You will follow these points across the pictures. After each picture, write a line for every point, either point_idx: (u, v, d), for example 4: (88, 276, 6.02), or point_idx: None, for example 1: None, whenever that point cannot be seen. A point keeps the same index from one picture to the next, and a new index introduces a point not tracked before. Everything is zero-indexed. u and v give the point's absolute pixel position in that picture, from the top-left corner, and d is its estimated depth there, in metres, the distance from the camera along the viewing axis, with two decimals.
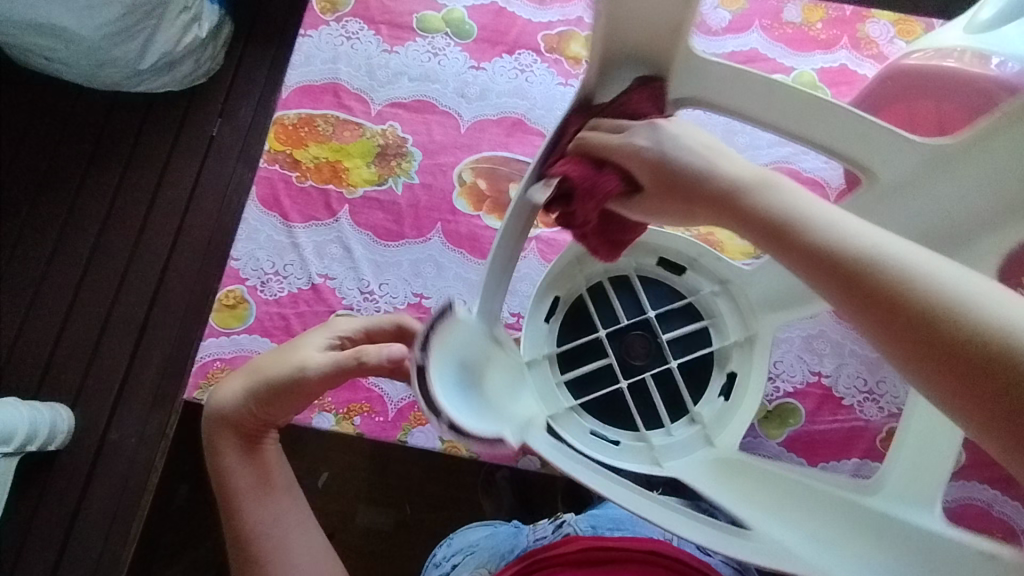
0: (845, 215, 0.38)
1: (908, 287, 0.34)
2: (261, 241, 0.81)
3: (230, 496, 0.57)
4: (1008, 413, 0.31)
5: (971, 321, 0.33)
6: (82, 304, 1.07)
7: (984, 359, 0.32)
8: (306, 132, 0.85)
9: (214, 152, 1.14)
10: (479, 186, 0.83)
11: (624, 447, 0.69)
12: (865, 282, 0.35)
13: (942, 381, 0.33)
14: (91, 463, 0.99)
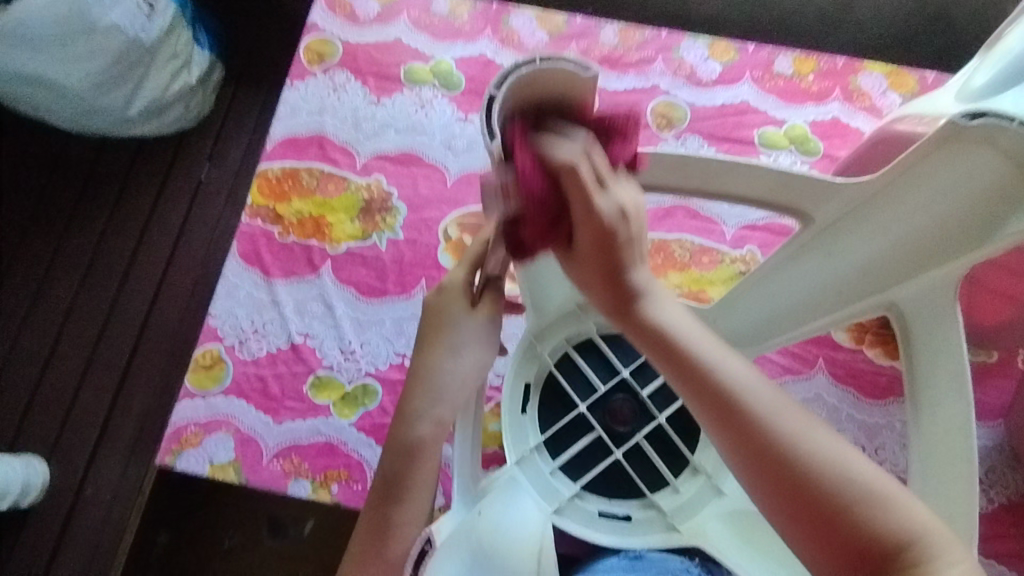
0: (733, 357, 0.43)
1: (806, 453, 0.39)
2: (240, 298, 0.79)
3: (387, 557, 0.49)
4: (837, 546, 0.37)
5: (814, 464, 0.39)
6: (63, 353, 1.05)
7: (818, 500, 0.38)
8: (290, 186, 0.83)
9: (202, 196, 1.13)
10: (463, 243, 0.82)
11: (636, 522, 0.68)
12: (739, 417, 0.40)
13: (799, 516, 0.38)
14: (66, 519, 0.97)
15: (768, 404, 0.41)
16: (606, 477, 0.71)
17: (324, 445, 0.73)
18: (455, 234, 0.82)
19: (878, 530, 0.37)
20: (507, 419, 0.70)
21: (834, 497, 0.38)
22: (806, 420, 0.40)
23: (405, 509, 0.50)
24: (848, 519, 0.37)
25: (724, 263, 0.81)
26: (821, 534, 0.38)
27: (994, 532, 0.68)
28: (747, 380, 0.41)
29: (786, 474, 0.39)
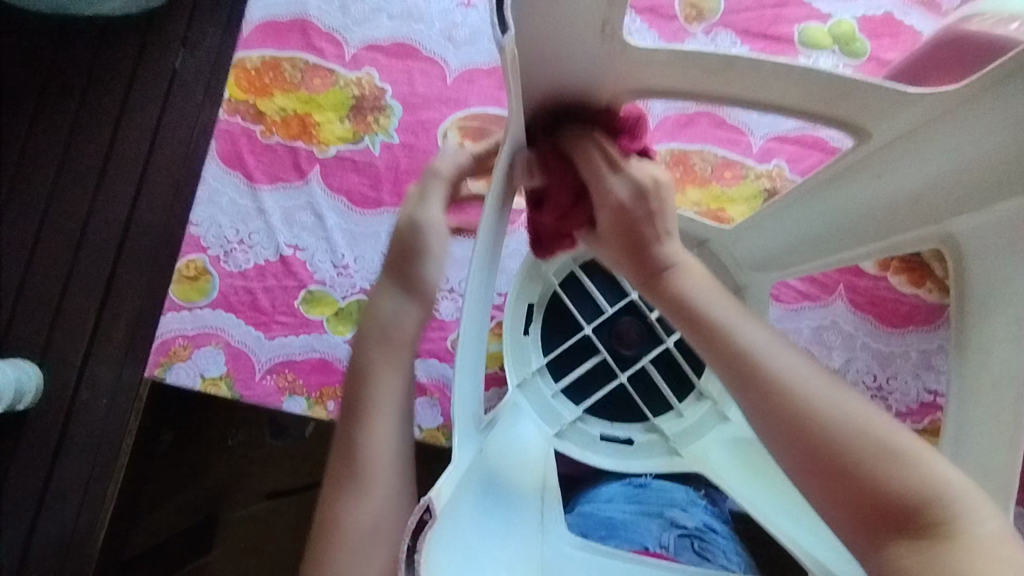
0: (751, 320, 0.41)
1: (831, 416, 0.37)
2: (222, 205, 0.73)
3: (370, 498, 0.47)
4: (856, 502, 0.36)
5: (831, 423, 0.37)
6: (45, 255, 1.00)
7: (834, 456, 0.36)
8: (272, 79, 0.75)
9: (178, 86, 1.03)
10: (465, 150, 0.75)
11: (638, 446, 0.66)
12: (754, 376, 0.38)
13: (816, 472, 0.37)
14: (63, 422, 0.95)
15: (788, 364, 0.39)
16: (609, 401, 0.69)
17: (319, 361, 0.70)
18: (455, 139, 0.75)
19: (895, 484, 0.35)
20: (508, 341, 0.67)
21: (846, 453, 0.36)
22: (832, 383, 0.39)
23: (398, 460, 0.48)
24: (862, 475, 0.36)
25: (747, 178, 0.74)
26: (842, 497, 0.36)
27: None
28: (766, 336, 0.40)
29: (802, 431, 0.37)
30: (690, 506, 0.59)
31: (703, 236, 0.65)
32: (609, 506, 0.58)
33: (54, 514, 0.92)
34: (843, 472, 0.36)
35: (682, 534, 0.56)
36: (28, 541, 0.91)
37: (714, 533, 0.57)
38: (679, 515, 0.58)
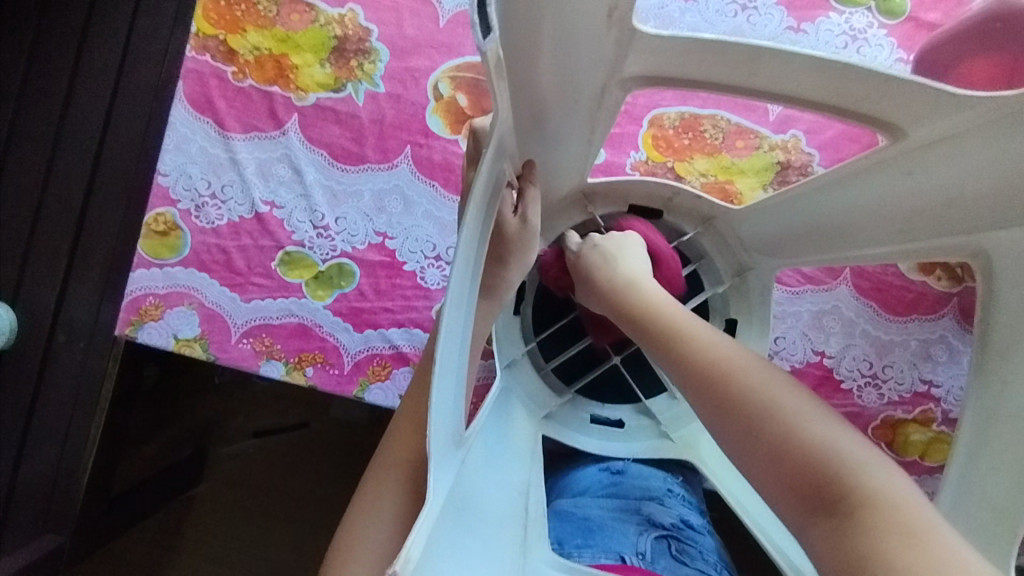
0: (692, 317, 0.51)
1: (748, 453, 0.43)
2: (192, 153, 0.67)
3: (379, 472, 0.51)
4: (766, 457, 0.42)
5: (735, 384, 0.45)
6: (9, 190, 0.93)
7: (741, 406, 0.43)
8: (243, 12, 0.68)
9: (146, 8, 0.93)
10: (458, 104, 0.69)
11: (628, 429, 0.65)
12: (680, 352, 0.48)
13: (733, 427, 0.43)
14: (41, 365, 0.92)
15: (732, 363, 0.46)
16: (600, 381, 0.67)
17: (297, 326, 0.67)
18: (448, 91, 0.69)
19: (798, 450, 0.41)
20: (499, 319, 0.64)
21: (750, 411, 0.43)
22: (796, 394, 0.44)
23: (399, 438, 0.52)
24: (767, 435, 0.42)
25: (761, 149, 0.69)
26: (788, 485, 0.41)
27: None
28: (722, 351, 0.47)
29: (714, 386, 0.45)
30: (667, 498, 0.60)
31: (708, 213, 0.63)
32: (585, 502, 0.59)
33: (40, 452, 0.92)
34: (781, 463, 0.41)
35: (660, 533, 0.56)
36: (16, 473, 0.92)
37: (691, 531, 0.58)
38: (657, 510, 0.59)
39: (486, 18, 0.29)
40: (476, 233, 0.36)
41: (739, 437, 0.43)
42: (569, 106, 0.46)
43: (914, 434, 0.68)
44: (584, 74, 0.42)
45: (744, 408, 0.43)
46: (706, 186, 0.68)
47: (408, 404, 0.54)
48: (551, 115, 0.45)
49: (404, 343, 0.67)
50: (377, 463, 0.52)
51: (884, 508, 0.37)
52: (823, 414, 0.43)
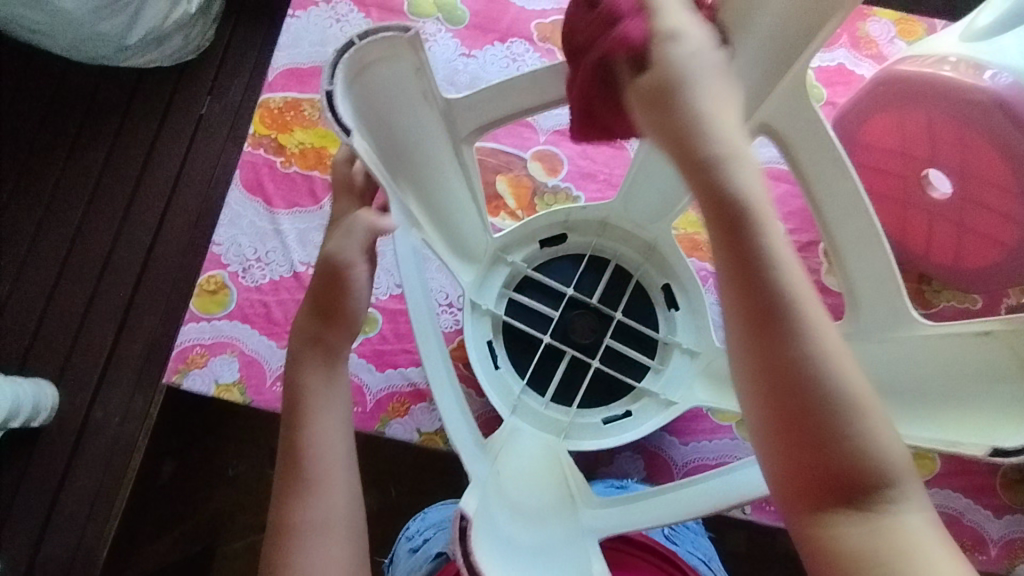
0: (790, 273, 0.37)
1: (777, 434, 0.36)
2: (243, 226, 0.80)
3: (302, 475, 0.49)
4: (805, 433, 0.36)
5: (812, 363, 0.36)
6: (66, 281, 1.02)
7: (804, 382, 0.36)
8: (292, 116, 0.84)
9: (204, 130, 1.08)
10: (507, 206, 0.82)
11: (636, 416, 0.69)
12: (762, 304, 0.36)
13: (779, 401, 0.36)
14: (75, 441, 0.97)
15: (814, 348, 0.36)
16: (593, 388, 0.71)
17: None
18: (507, 192, 0.82)
19: (850, 447, 0.36)
20: (483, 378, 0.68)
21: (814, 383, 0.36)
22: (872, 403, 0.36)
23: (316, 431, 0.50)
24: (823, 415, 0.36)
25: None
26: (815, 469, 0.36)
27: (960, 469, 0.73)
28: (813, 333, 0.36)
29: (784, 340, 0.36)
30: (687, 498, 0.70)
31: None
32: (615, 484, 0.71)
33: (63, 530, 0.94)
34: (826, 448, 0.36)
35: None
36: (37, 551, 0.93)
37: None
38: None
39: (341, 118, 0.42)
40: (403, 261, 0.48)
41: (791, 397, 0.36)
42: (444, 189, 0.59)
43: None
44: (449, 155, 0.57)
45: (814, 380, 0.36)
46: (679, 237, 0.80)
47: (314, 399, 0.51)
48: (445, 192, 0.59)
49: (420, 379, 0.75)
50: (295, 470, 0.49)
51: (915, 536, 0.35)
52: (888, 432, 0.36)
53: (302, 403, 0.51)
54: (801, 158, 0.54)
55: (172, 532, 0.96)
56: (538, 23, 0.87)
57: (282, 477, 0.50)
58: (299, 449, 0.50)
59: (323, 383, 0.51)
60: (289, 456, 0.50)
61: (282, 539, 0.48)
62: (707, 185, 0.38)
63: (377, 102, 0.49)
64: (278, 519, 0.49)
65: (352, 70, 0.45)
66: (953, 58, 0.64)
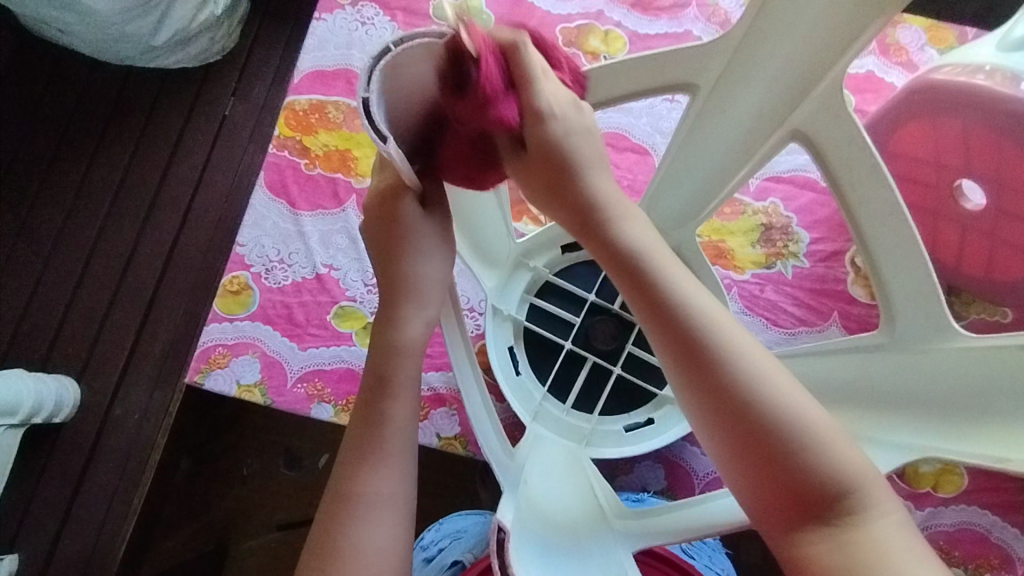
0: (703, 302, 0.41)
1: (728, 454, 0.39)
2: (267, 227, 0.80)
3: (368, 447, 0.46)
4: (753, 447, 0.38)
5: (740, 380, 0.39)
6: (91, 277, 1.03)
7: (737, 402, 0.39)
8: (317, 119, 0.84)
9: (227, 131, 1.09)
10: (530, 211, 0.81)
11: (658, 423, 0.68)
12: (684, 335, 0.40)
13: (723, 421, 0.39)
14: (95, 437, 0.98)
15: (750, 367, 0.39)
16: (614, 395, 0.70)
17: (346, 370, 0.76)
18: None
19: (803, 459, 0.37)
20: (505, 384, 0.68)
21: (746, 403, 0.38)
22: (816, 418, 0.38)
23: (395, 398, 0.47)
24: (766, 429, 0.38)
25: (746, 214, 0.81)
26: (771, 482, 0.38)
27: (990, 485, 0.71)
28: (743, 357, 0.39)
29: (706, 367, 0.39)
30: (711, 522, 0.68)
31: None
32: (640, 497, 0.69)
33: (81, 527, 0.94)
34: (777, 463, 0.38)
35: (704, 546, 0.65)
36: (56, 546, 0.94)
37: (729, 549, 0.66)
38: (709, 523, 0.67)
39: (378, 125, 0.41)
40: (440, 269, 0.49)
41: (725, 418, 0.39)
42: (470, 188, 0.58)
43: (924, 465, 0.71)
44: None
45: (748, 397, 0.38)
46: (704, 244, 0.80)
47: (399, 369, 0.47)
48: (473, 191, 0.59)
49: (440, 384, 0.75)
50: (364, 439, 0.46)
51: (884, 542, 0.35)
52: (839, 442, 0.38)
53: (379, 366, 0.48)
54: (836, 167, 0.53)
55: (189, 530, 0.97)
56: (563, 28, 0.87)
57: (347, 442, 0.47)
58: (371, 417, 0.47)
59: (405, 349, 0.48)
60: (367, 417, 0.47)
61: (344, 505, 0.44)
62: (603, 247, 0.44)
63: None
64: (333, 488, 0.46)
65: (389, 73, 0.43)
66: (990, 66, 0.63)
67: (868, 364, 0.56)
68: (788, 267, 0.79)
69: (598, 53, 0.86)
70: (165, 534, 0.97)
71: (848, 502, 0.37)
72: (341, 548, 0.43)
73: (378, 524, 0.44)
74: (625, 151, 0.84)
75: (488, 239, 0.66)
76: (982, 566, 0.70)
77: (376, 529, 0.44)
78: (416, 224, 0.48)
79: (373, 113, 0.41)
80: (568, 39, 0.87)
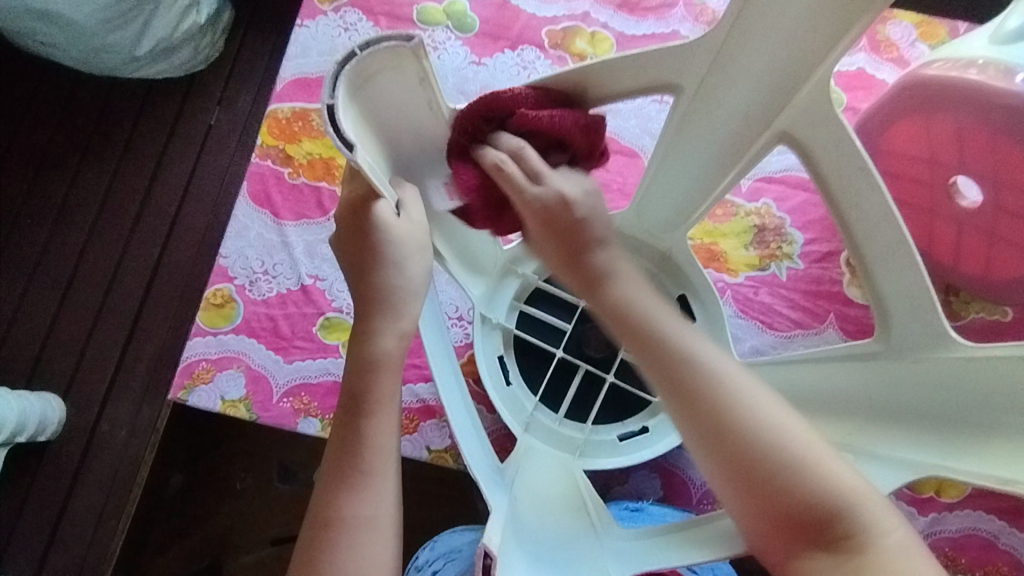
0: (705, 350, 0.43)
1: (734, 492, 0.41)
2: (250, 238, 0.79)
3: (346, 468, 0.44)
4: (757, 484, 0.40)
5: (744, 421, 0.41)
6: (76, 292, 1.01)
7: (741, 446, 0.41)
8: (300, 127, 0.83)
9: (212, 141, 1.08)
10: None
11: (653, 432, 0.67)
12: (687, 386, 0.42)
13: (726, 465, 0.41)
14: (82, 456, 0.96)
15: (756, 409, 0.41)
16: (607, 403, 0.68)
17: (333, 383, 0.74)
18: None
19: (810, 489, 0.39)
20: (495, 395, 0.66)
21: (748, 442, 0.41)
22: (818, 445, 0.40)
23: (374, 416, 0.45)
24: (768, 467, 0.40)
25: (738, 215, 0.79)
26: (777, 515, 0.40)
27: (995, 490, 0.70)
28: (748, 398, 0.42)
29: (708, 412, 0.42)
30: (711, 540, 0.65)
31: None
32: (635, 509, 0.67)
33: (68, 548, 0.92)
34: (785, 498, 0.40)
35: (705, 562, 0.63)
36: (42, 568, 0.92)
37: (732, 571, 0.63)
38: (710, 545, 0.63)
39: (343, 133, 0.40)
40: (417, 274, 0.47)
41: (730, 459, 0.41)
42: (450, 193, 0.57)
43: None
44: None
45: (750, 438, 0.41)
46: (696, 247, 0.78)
47: (377, 386, 0.46)
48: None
49: (430, 395, 0.73)
50: (343, 460, 0.44)
51: (890, 559, 0.38)
52: (834, 463, 0.40)
53: (356, 384, 0.46)
54: (824, 167, 0.52)
55: (178, 549, 0.95)
56: (548, 30, 0.86)
57: (326, 463, 0.45)
58: (350, 438, 0.45)
59: (382, 364, 0.46)
60: (347, 437, 0.45)
61: (324, 531, 0.43)
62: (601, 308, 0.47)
63: (375, 110, 0.46)
64: (313, 512, 0.44)
65: (354, 79, 0.43)
66: (981, 61, 0.62)
67: (865, 369, 0.54)
68: (783, 269, 0.77)
69: (584, 54, 0.85)
70: (154, 553, 0.95)
71: (850, 526, 0.39)
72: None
73: (359, 547, 0.42)
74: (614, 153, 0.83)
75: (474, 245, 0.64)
76: (990, 573, 0.68)
77: (356, 553, 0.42)
78: (392, 234, 0.46)
79: (337, 121, 0.40)
80: (554, 41, 0.85)
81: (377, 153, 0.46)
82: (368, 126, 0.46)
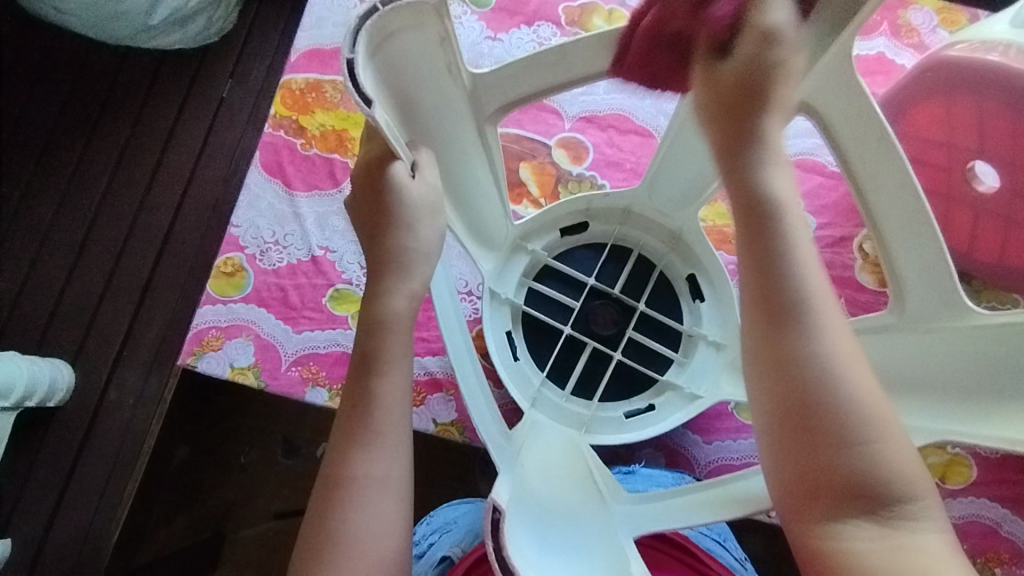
0: (815, 282, 0.41)
1: (786, 435, 0.39)
2: (262, 208, 0.79)
3: (357, 428, 0.44)
4: (814, 432, 0.38)
5: (822, 366, 0.39)
6: (86, 261, 1.02)
7: (813, 391, 0.38)
8: (313, 98, 0.83)
9: (224, 113, 1.07)
10: (530, 194, 0.80)
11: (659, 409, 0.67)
12: (781, 304, 0.40)
13: (789, 400, 0.39)
14: (89, 422, 0.96)
15: (848, 362, 0.39)
16: (614, 381, 0.69)
17: (342, 354, 0.74)
18: (529, 179, 0.80)
19: (869, 460, 0.37)
20: (502, 371, 0.66)
21: (822, 392, 0.38)
22: (893, 422, 0.39)
23: (386, 377, 0.45)
24: (837, 419, 0.38)
25: None
26: (824, 479, 0.38)
27: (998, 478, 0.70)
28: (837, 348, 0.39)
29: (783, 346, 0.39)
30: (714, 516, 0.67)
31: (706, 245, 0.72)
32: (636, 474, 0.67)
33: (74, 513, 0.93)
34: (836, 460, 0.38)
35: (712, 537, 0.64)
36: (49, 531, 0.93)
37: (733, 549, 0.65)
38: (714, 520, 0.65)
39: (362, 88, 0.39)
40: (429, 238, 0.47)
41: (799, 394, 0.39)
42: (463, 161, 0.56)
43: (931, 456, 0.70)
44: (469, 129, 0.55)
45: (826, 387, 0.38)
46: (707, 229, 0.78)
47: (388, 348, 0.46)
48: (466, 167, 0.57)
49: (437, 368, 0.73)
50: (354, 422, 0.45)
51: (925, 550, 0.36)
52: (901, 446, 0.38)
53: (368, 347, 0.46)
54: (845, 144, 0.52)
55: (184, 517, 0.96)
56: (565, 7, 0.85)
57: (337, 425, 0.46)
58: (364, 400, 0.45)
59: (395, 328, 0.46)
60: (358, 399, 0.45)
61: (336, 490, 0.43)
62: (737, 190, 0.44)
63: (394, 71, 0.45)
64: (325, 473, 0.44)
65: (375, 36, 0.42)
66: (1005, 43, 0.61)
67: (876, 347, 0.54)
68: None
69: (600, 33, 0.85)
70: (160, 521, 0.96)
71: (898, 509, 0.37)
72: (335, 535, 0.42)
73: (372, 509, 0.43)
74: (628, 133, 0.82)
75: (486, 219, 0.64)
76: (991, 561, 0.68)
77: (367, 514, 0.43)
78: (407, 197, 0.46)
79: (358, 76, 0.39)
80: (571, 18, 0.85)
81: (394, 115, 0.46)
82: (387, 86, 0.45)
